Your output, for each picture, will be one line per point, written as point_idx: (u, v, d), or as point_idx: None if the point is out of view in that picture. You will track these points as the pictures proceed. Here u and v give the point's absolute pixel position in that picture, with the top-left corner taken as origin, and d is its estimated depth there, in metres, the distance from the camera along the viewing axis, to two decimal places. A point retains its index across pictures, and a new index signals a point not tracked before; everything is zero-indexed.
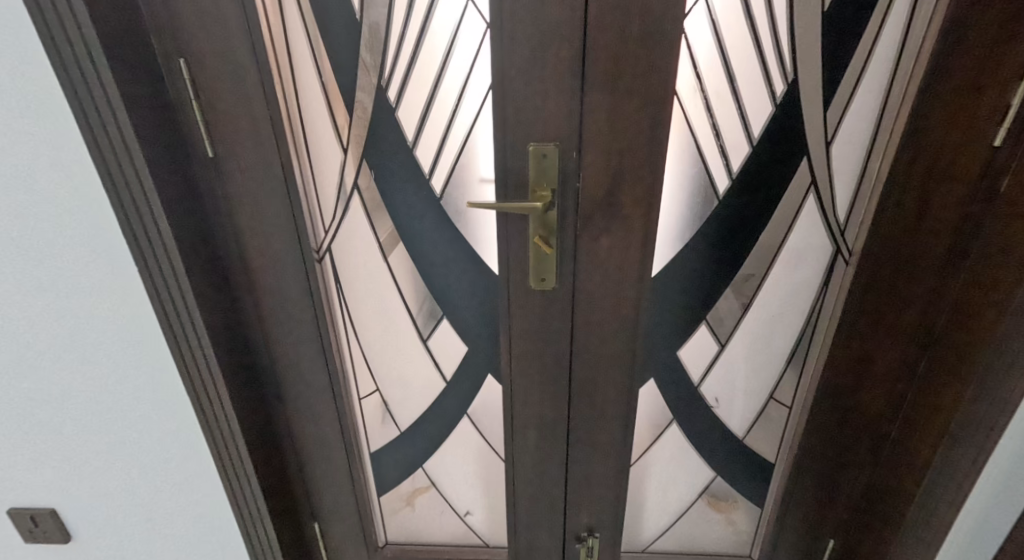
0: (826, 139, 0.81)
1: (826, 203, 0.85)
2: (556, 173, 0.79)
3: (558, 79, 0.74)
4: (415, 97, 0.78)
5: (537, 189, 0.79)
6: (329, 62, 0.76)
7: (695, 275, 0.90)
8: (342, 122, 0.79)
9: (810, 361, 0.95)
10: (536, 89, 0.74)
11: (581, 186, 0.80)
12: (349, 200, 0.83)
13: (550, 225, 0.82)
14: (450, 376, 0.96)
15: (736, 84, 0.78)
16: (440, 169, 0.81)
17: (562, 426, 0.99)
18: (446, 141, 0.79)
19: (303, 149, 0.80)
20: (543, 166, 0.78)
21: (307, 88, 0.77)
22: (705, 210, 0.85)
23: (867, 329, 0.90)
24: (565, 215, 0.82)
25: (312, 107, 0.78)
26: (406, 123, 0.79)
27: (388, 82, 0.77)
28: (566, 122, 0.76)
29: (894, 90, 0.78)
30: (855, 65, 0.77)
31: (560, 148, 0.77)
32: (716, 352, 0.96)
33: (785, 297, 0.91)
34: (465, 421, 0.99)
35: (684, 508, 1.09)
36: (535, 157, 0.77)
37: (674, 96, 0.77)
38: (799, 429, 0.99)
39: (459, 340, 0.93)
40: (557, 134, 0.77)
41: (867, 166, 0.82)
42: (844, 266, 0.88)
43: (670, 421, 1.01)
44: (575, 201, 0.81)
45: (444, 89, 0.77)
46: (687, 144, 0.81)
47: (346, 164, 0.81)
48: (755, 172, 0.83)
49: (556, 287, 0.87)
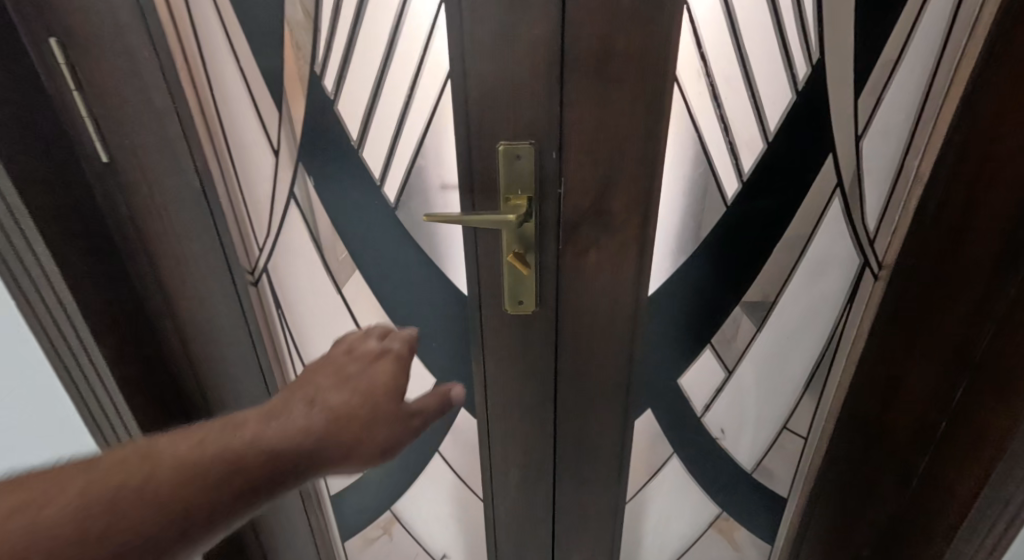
0: (856, 133, 0.69)
1: (854, 209, 0.73)
2: (533, 176, 0.66)
3: (525, 66, 0.61)
4: (359, 85, 0.65)
5: (513, 197, 0.67)
6: (247, 42, 0.64)
7: (700, 295, 0.78)
8: (268, 120, 0.68)
9: (832, 388, 0.85)
10: (504, 77, 0.62)
11: (563, 193, 0.68)
12: (287, 214, 0.73)
13: (528, 240, 0.70)
14: (417, 410, 0.88)
15: (749, 66, 0.65)
16: (394, 174, 0.70)
17: (549, 461, 0.90)
18: (400, 138, 0.68)
19: (220, 155, 0.69)
20: (517, 169, 0.66)
21: (221, 79, 0.66)
22: (709, 219, 0.73)
23: (897, 351, 0.79)
24: (544, 227, 0.70)
25: (230, 106, 0.67)
26: (351, 116, 0.67)
27: (325, 67, 0.65)
28: (542, 116, 0.63)
29: (938, 79, 0.67)
30: (891, 50, 0.65)
31: (538, 148, 0.65)
32: (723, 379, 0.85)
33: (803, 318, 0.80)
34: (436, 458, 0.93)
35: (694, 537, 1.01)
36: (507, 159, 0.65)
37: (675, 81, 0.64)
38: (815, 461, 0.91)
39: (426, 372, 0.85)
40: (533, 130, 0.64)
41: (906, 162, 0.71)
42: (873, 281, 0.77)
43: (671, 452, 0.92)
44: (558, 210, 0.69)
45: (393, 77, 0.65)
46: (690, 140, 0.68)
47: (276, 170, 0.70)
48: (769, 173, 0.70)
49: (536, 309, 0.76)
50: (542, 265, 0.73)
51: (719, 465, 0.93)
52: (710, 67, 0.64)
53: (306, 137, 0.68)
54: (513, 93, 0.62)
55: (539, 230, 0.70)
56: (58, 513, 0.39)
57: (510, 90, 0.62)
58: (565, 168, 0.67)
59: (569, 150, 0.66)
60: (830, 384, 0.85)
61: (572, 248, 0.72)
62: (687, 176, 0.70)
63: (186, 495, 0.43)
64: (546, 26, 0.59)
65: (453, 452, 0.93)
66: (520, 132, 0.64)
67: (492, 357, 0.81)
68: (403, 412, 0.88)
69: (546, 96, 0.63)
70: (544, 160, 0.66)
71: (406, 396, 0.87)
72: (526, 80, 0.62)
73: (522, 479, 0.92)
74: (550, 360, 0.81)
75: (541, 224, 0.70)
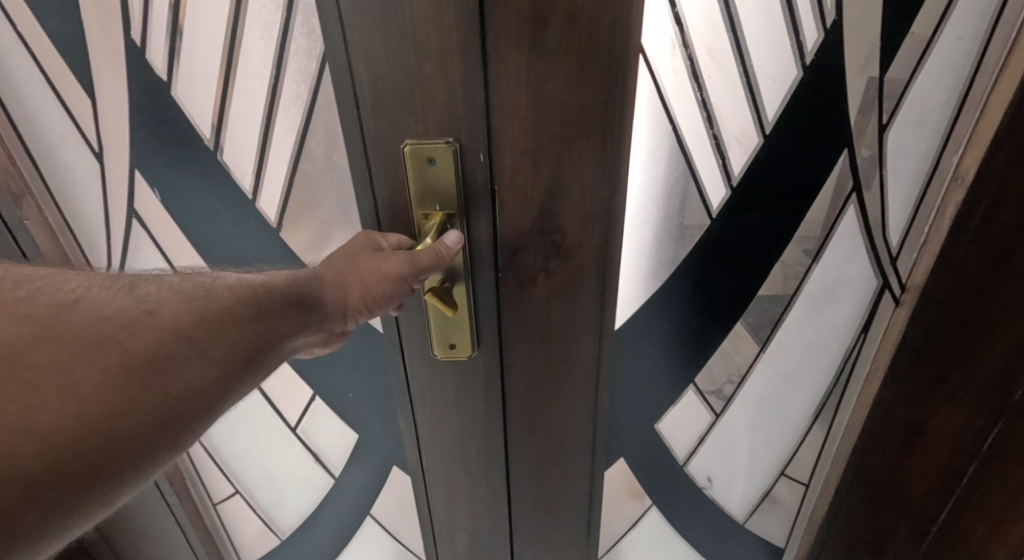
0: (880, 123, 0.54)
1: (872, 217, 0.58)
2: (453, 186, 0.51)
3: (433, 33, 0.45)
4: (204, 69, 0.58)
5: (430, 213, 0.52)
6: (38, 28, 0.59)
7: (678, 328, 0.63)
8: (85, 122, 0.63)
9: (839, 422, 0.72)
10: (403, 56, 0.46)
11: (497, 207, 0.53)
12: (131, 228, 0.69)
13: (455, 268, 0.55)
14: (337, 471, 0.76)
15: (742, 35, 0.49)
16: (269, 180, 0.63)
17: (503, 525, 0.75)
18: (269, 138, 0.60)
19: (23, 165, 0.65)
20: (431, 176, 0.50)
21: (12, 73, 0.61)
22: (689, 236, 0.57)
23: (921, 397, 0.63)
24: (475, 255, 0.55)
25: (31, 110, 0.62)
26: (198, 111, 0.60)
27: (149, 45, 0.58)
28: (462, 108, 0.48)
29: (991, 49, 0.51)
30: (925, 17, 0.50)
31: (458, 149, 0.49)
32: (709, 425, 0.70)
33: (807, 349, 0.66)
34: (368, 521, 0.80)
35: None
36: (417, 164, 0.50)
37: (641, 56, 0.48)
38: (819, 511, 0.77)
39: (345, 426, 0.73)
40: (450, 125, 0.49)
41: (941, 160, 0.56)
42: (893, 306, 0.64)
43: (649, 502, 0.77)
44: (492, 232, 0.54)
45: (247, 65, 0.57)
46: (663, 136, 0.52)
47: (102, 177, 0.66)
48: (766, 177, 0.55)
49: (473, 354, 0.60)
50: (476, 301, 0.57)
51: (707, 516, 0.78)
52: (689, 35, 0.48)
53: (145, 135, 0.62)
54: (420, 74, 0.47)
55: (468, 255, 0.54)
56: (72, 359, 0.28)
57: (416, 68, 0.46)
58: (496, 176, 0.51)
59: (501, 152, 0.50)
60: (839, 418, 0.72)
61: (513, 275, 0.56)
62: (661, 183, 0.54)
63: (204, 315, 0.34)
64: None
65: (390, 508, 0.79)
66: (432, 131, 0.49)
67: (425, 409, 0.65)
68: (322, 475, 0.76)
69: (465, 75, 0.47)
70: (466, 166, 0.51)
71: (322, 456, 0.75)
72: (434, 59, 0.46)
73: (472, 544, 0.77)
74: (496, 412, 0.66)
75: (470, 248, 0.54)
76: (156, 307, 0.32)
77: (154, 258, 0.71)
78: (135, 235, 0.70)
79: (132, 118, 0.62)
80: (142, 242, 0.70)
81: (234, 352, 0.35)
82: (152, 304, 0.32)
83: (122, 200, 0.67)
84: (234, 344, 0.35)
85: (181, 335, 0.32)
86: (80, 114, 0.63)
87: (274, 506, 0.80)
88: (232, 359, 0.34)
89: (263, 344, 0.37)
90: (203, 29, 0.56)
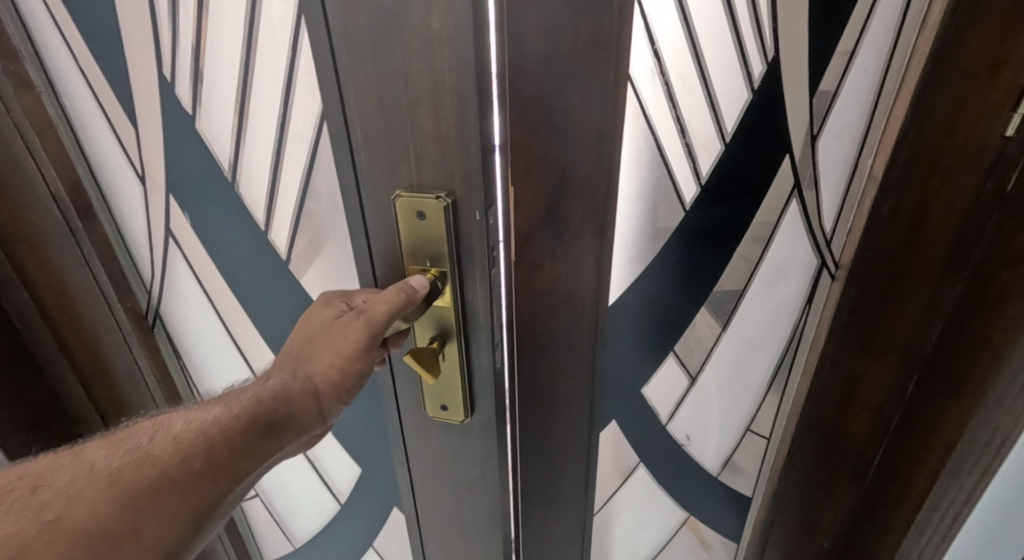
0: (812, 134, 0.68)
1: (811, 210, 0.73)
2: (442, 239, 0.58)
3: (428, 79, 0.51)
4: (225, 104, 0.65)
5: (424, 270, 0.60)
6: (95, 67, 0.67)
7: (659, 305, 0.76)
8: (131, 149, 0.72)
9: (792, 384, 0.86)
10: (404, 105, 0.53)
11: (489, 254, 0.60)
12: (167, 247, 0.78)
13: (446, 325, 0.62)
14: (343, 497, 0.93)
15: (705, 66, 0.62)
16: (279, 217, 0.70)
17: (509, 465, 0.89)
18: (278, 182, 0.68)
19: (86, 183, 0.75)
20: (423, 228, 0.58)
21: (77, 104, 0.70)
22: (668, 224, 0.70)
23: (855, 351, 0.81)
24: (465, 303, 0.62)
25: (91, 134, 0.72)
26: (220, 148, 0.68)
27: (178, 80, 0.65)
28: (461, 163, 0.55)
29: (889, 80, 0.66)
30: (846, 41, 0.64)
31: (448, 203, 0.56)
32: (687, 386, 0.83)
33: (764, 320, 0.80)
34: (371, 553, 0.97)
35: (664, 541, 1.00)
36: (410, 213, 0.58)
37: (630, 82, 0.61)
38: (779, 459, 0.92)
39: (351, 462, 0.88)
40: (450, 179, 0.56)
41: (859, 162, 0.71)
42: (830, 282, 0.78)
43: (637, 462, 0.90)
44: (486, 286, 0.61)
45: (257, 109, 0.64)
46: (645, 142, 0.65)
47: (145, 197, 0.75)
48: (725, 179, 0.69)
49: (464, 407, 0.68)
50: (468, 348, 0.64)
51: (686, 471, 0.92)
52: (663, 66, 0.61)
53: (178, 162, 0.71)
54: (413, 120, 0.54)
55: (461, 305, 0.62)
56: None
57: (410, 116, 0.54)
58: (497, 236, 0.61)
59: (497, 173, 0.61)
60: (793, 379, 0.86)
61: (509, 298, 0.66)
62: (644, 182, 0.67)
63: (131, 501, 0.44)
64: (449, 24, 0.49)
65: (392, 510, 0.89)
66: (433, 181, 0.56)
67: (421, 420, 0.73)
68: (331, 499, 0.93)
69: (460, 118, 0.53)
70: (456, 219, 0.58)
71: (330, 481, 0.91)
72: (428, 104, 0.53)
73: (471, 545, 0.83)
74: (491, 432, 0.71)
75: (463, 290, 0.61)
76: (60, 513, 0.41)
77: (186, 274, 0.80)
78: (170, 253, 0.78)
79: (169, 148, 0.70)
80: (176, 259, 0.79)
81: (182, 514, 0.46)
82: (64, 505, 0.41)
83: (160, 222, 0.76)
84: (180, 507, 0.46)
85: (106, 524, 0.42)
86: (128, 140, 0.71)
87: (295, 512, 0.98)
88: (179, 525, 0.46)
89: (213, 496, 0.48)
90: (220, 74, 0.63)
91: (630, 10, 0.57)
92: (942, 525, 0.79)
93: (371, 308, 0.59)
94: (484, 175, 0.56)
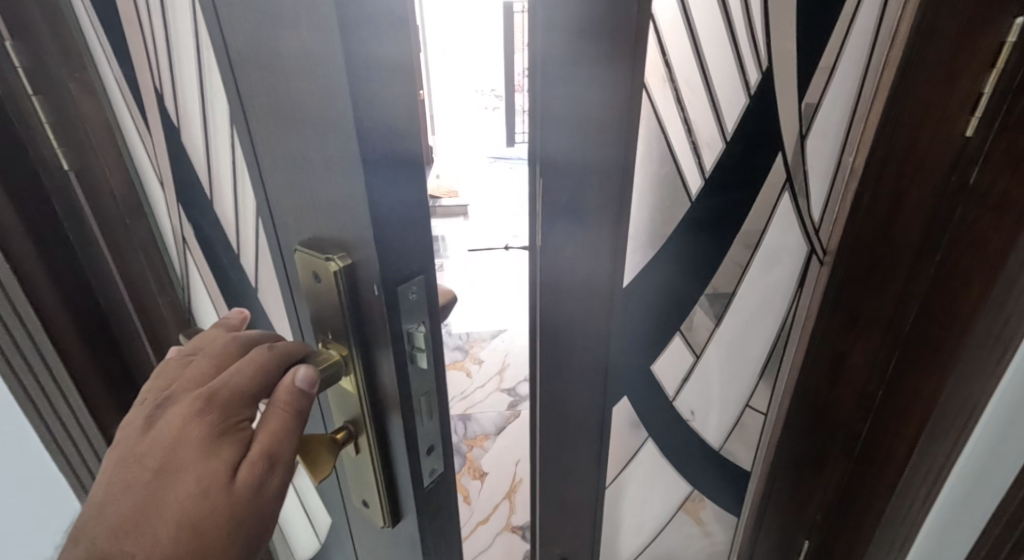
0: (801, 133, 0.78)
1: (801, 201, 0.83)
2: (338, 306, 0.48)
3: (312, 104, 0.43)
4: (193, 111, 0.60)
5: (328, 342, 0.51)
6: (123, 73, 0.66)
7: (666, 289, 0.85)
8: (160, 158, 0.69)
9: (786, 366, 0.94)
10: (296, 132, 0.45)
11: (396, 333, 0.48)
12: (186, 258, 0.76)
13: (355, 412, 0.52)
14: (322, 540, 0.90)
15: (707, 72, 0.73)
16: (246, 245, 0.64)
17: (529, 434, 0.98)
18: (242, 212, 0.61)
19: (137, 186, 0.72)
20: (319, 289, 0.49)
21: (121, 111, 0.69)
22: (677, 211, 0.80)
23: (841, 334, 0.88)
24: (376, 386, 0.51)
25: (128, 132, 0.70)
26: (197, 162, 0.63)
27: (164, 86, 0.63)
28: (350, 214, 0.45)
29: (866, 88, 0.76)
30: (828, 57, 0.74)
31: (342, 264, 0.47)
32: (692, 364, 0.92)
33: (760, 302, 0.90)
34: None
35: (663, 524, 1.10)
36: (309, 271, 0.49)
37: (643, 88, 0.71)
38: (774, 440, 0.98)
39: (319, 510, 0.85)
40: (344, 236, 0.46)
41: (842, 160, 0.80)
42: (819, 266, 0.86)
43: (646, 437, 0.98)
44: (394, 376, 0.50)
45: (214, 119, 0.57)
46: (657, 139, 0.75)
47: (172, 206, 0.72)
48: (730, 171, 0.79)
49: (385, 517, 0.56)
50: (385, 441, 0.53)
51: (691, 446, 1.01)
52: (673, 74, 0.72)
53: (179, 174, 0.68)
54: (305, 151, 0.45)
55: (368, 389, 0.51)
56: None
57: (300, 143, 0.45)
58: (416, 317, 0.50)
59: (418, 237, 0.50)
60: (787, 359, 0.94)
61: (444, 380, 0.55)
62: (656, 174, 0.77)
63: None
64: (317, 37, 0.40)
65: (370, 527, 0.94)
66: (334, 237, 0.47)
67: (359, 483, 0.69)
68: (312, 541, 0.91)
69: (341, 154, 0.43)
70: (352, 283, 0.47)
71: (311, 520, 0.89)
72: (313, 131, 0.44)
73: None
74: (415, 545, 0.57)
75: (368, 371, 0.50)
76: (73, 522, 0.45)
77: (201, 289, 0.78)
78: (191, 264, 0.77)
79: (182, 154, 0.65)
80: (195, 273, 0.78)
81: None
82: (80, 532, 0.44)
83: (182, 233, 0.74)
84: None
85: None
86: (152, 140, 0.69)
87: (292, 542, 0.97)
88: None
89: None
90: (187, 77, 0.58)
91: (646, 25, 0.66)
92: (930, 473, 0.89)
93: (281, 453, 0.47)
94: (381, 244, 0.46)
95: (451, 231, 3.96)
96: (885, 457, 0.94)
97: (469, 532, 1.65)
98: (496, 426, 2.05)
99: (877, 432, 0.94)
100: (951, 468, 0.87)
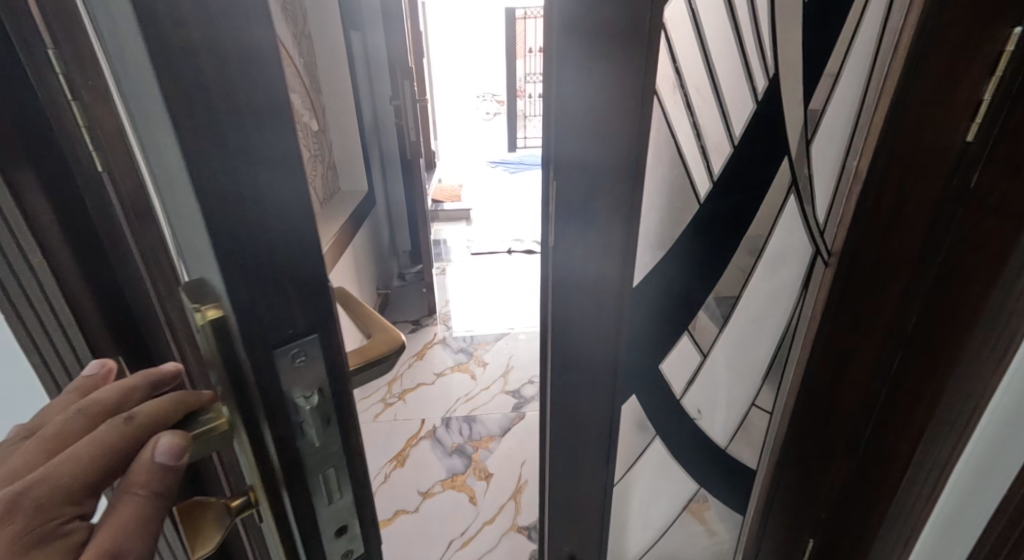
0: (806, 138, 0.80)
1: (806, 204, 0.85)
2: (216, 364, 0.46)
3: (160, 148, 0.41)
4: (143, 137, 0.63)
5: (206, 408, 0.49)
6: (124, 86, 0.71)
7: (674, 290, 0.87)
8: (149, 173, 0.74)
9: (791, 365, 0.96)
10: (161, 172, 0.44)
11: (274, 396, 0.47)
12: None
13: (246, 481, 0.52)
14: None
15: (716, 79, 0.76)
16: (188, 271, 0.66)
17: (540, 432, 1.00)
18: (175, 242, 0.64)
19: None
20: (201, 342, 0.47)
21: None
22: (685, 213, 0.82)
23: (846, 333, 0.90)
24: (260, 456, 0.49)
25: None
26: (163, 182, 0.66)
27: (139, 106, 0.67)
28: (208, 270, 0.43)
29: (869, 95, 0.78)
30: (832, 64, 0.76)
31: (210, 324, 0.45)
32: (699, 362, 0.95)
33: (766, 302, 0.92)
34: None
35: (668, 523, 1.12)
36: (192, 324, 0.47)
37: (654, 94, 0.73)
38: (778, 437, 1.00)
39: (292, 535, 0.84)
40: (214, 292, 0.44)
41: (846, 164, 0.83)
42: (824, 267, 0.89)
43: (654, 436, 1.00)
44: (277, 444, 0.49)
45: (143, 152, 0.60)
46: (667, 144, 0.77)
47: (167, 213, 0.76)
48: (737, 174, 0.81)
49: None
50: (275, 512, 0.52)
51: (698, 444, 1.02)
52: (683, 81, 0.75)
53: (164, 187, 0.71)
54: (172, 195, 0.44)
55: (256, 455, 0.50)
56: None
57: (168, 188, 0.44)
58: (312, 385, 0.49)
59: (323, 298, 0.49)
60: (791, 358, 0.96)
61: (356, 444, 0.54)
62: (666, 178, 0.79)
63: None
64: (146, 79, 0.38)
65: None
66: (202, 291, 0.45)
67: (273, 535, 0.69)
68: None
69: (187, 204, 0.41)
70: (228, 344, 0.45)
71: None
72: (169, 178, 0.42)
73: None
74: None
75: (253, 438, 0.49)
76: None
77: None
78: None
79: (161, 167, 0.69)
80: None
81: None
82: None
83: None
84: None
85: None
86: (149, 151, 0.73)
87: None
88: None
89: None
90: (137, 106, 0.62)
91: (658, 33, 0.68)
92: (935, 467, 0.92)
93: (130, 549, 0.44)
94: (252, 312, 0.44)
95: (454, 235, 3.99)
96: (888, 454, 0.97)
97: (476, 532, 1.67)
98: (501, 427, 2.08)
99: (881, 430, 0.97)
100: (955, 463, 0.90)
